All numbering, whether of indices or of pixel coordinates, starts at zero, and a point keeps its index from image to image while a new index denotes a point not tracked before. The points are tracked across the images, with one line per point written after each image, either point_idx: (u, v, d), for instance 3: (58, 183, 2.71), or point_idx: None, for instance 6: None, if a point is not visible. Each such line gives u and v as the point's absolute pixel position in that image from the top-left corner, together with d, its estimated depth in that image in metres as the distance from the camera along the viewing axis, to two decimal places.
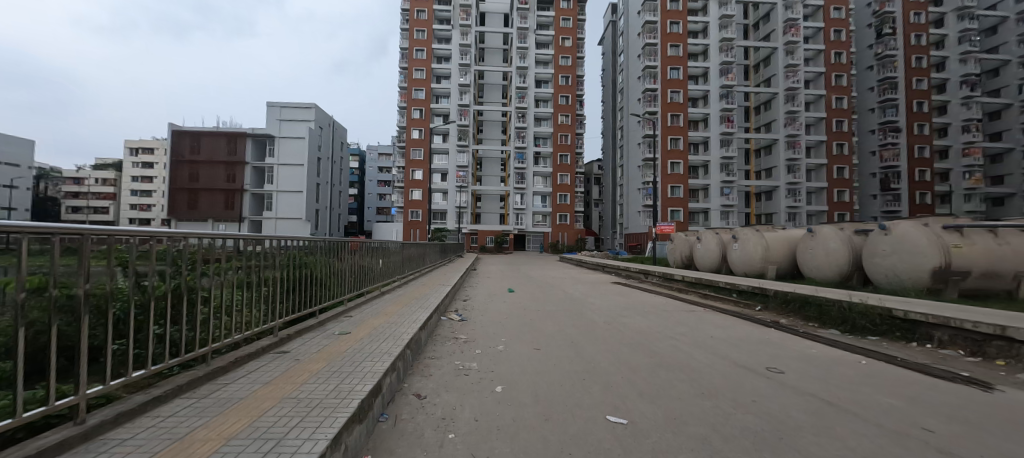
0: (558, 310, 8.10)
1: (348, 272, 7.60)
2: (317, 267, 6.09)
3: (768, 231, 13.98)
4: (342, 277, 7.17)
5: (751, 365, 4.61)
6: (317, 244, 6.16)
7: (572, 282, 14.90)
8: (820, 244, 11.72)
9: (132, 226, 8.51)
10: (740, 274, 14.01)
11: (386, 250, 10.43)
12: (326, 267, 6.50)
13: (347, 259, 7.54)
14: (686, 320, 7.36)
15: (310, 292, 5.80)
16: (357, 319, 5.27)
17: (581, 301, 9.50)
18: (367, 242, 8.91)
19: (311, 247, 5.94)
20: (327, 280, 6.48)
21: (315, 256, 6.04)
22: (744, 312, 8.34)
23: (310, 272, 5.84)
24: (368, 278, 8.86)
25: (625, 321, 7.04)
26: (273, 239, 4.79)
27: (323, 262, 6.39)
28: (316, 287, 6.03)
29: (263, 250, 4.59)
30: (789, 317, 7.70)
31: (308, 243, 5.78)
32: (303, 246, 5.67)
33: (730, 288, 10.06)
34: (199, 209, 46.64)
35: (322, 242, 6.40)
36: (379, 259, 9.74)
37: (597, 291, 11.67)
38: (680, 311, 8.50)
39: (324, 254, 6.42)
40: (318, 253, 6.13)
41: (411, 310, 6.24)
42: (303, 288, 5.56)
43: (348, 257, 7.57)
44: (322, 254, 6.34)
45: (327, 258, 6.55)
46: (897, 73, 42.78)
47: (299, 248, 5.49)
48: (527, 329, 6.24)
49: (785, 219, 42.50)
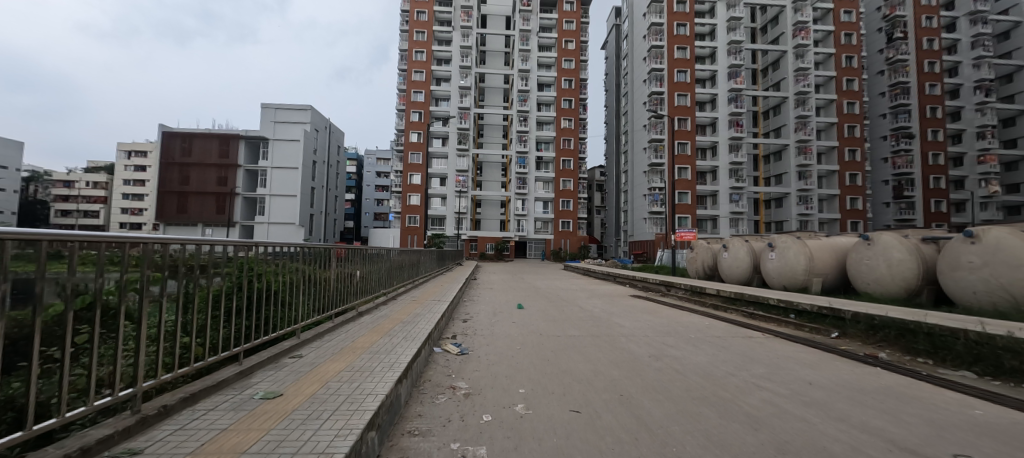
0: (584, 336, 6.37)
1: (323, 289, 5.85)
2: (285, 279, 4.63)
3: (810, 238, 12.29)
4: (321, 291, 5.76)
5: (922, 448, 2.86)
6: (284, 250, 4.68)
7: (585, 294, 13.16)
8: (880, 254, 10.03)
9: (84, 230, 7.30)
10: (777, 287, 12.33)
11: (378, 258, 9.05)
12: (292, 282, 4.86)
13: (331, 268, 6.22)
14: (756, 353, 5.58)
15: (261, 313, 4.11)
16: (305, 366, 3.50)
17: (608, 322, 7.75)
18: (359, 249, 7.64)
19: (274, 255, 4.42)
20: (291, 297, 4.81)
21: (277, 268, 4.45)
22: (815, 340, 6.58)
23: (273, 287, 4.35)
24: (349, 295, 7.07)
25: (676, 355, 5.33)
26: (242, 245, 3.72)
27: (290, 274, 4.81)
28: (274, 308, 4.35)
29: (202, 255, 3.10)
30: (885, 350, 5.89)
31: (270, 248, 4.29)
32: (263, 251, 4.17)
33: (786, 308, 8.27)
34: (189, 213, 44.99)
35: (292, 249, 4.88)
36: (371, 267, 8.47)
37: (619, 308, 9.92)
38: (736, 337, 6.71)
39: (290, 262, 4.84)
40: (282, 262, 4.58)
41: (390, 343, 4.50)
42: (252, 310, 3.89)
43: (325, 267, 5.96)
44: (287, 264, 4.74)
45: (296, 270, 4.96)
46: (909, 78, 41.85)
47: (258, 256, 4.02)
48: (549, 370, 4.48)
49: (796, 227, 41.00)
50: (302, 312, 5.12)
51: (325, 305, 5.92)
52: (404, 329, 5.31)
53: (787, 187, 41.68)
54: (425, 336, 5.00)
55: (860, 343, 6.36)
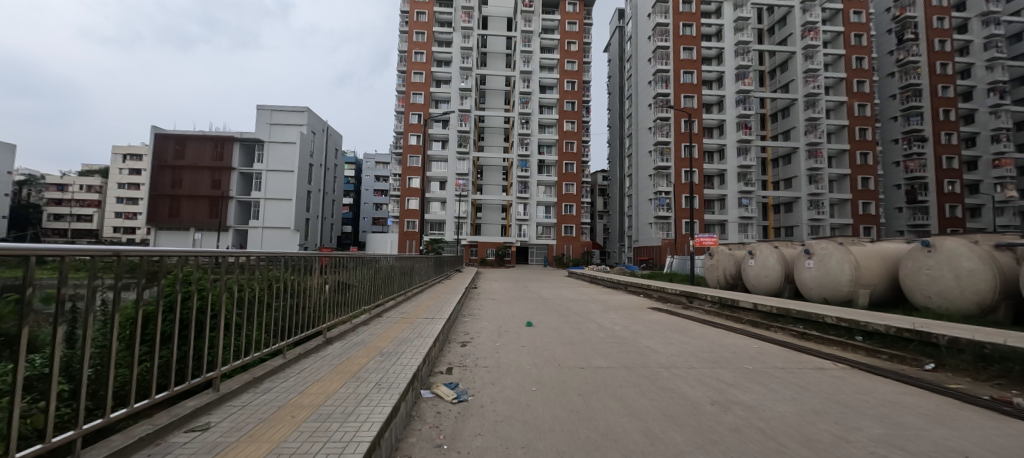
0: (614, 369, 5.02)
1: (288, 305, 4.50)
2: (235, 296, 3.38)
3: (852, 244, 10.86)
4: (287, 311, 4.45)
5: None
6: (247, 259, 3.58)
7: (599, 306, 11.78)
8: (945, 261, 8.66)
9: (13, 238, 6.07)
10: (815, 300, 10.94)
11: (368, 263, 7.87)
12: (249, 299, 3.64)
13: (306, 278, 5.00)
14: (850, 399, 4.17)
15: (187, 346, 2.85)
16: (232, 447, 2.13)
17: (638, 345, 6.41)
18: (343, 256, 6.46)
19: (232, 267, 3.33)
20: (245, 321, 3.58)
21: (232, 286, 3.32)
22: (906, 374, 5.18)
23: (217, 306, 3.11)
24: (323, 312, 5.58)
25: (749, 405, 3.88)
26: (195, 255, 2.80)
27: (249, 291, 3.64)
28: (216, 337, 3.14)
29: (135, 263, 2.19)
30: (1016, 390, 4.42)
31: (230, 257, 3.27)
32: (220, 260, 3.16)
33: (850, 328, 6.90)
34: (181, 217, 43.69)
35: (255, 257, 3.74)
36: (359, 273, 7.28)
37: (644, 325, 8.53)
38: (805, 369, 5.30)
39: (250, 272, 3.64)
40: (241, 276, 3.44)
41: (367, 389, 3.20)
42: (176, 339, 2.71)
43: (293, 277, 4.63)
44: (245, 278, 3.57)
45: (255, 285, 3.73)
46: (920, 79, 41.02)
47: (209, 270, 3.00)
48: (577, 437, 3.03)
49: (807, 233, 39.62)
50: (256, 337, 3.80)
51: (291, 325, 4.55)
52: (387, 366, 3.91)
53: (797, 192, 40.41)
54: (412, 375, 3.71)
55: (967, 379, 4.93)
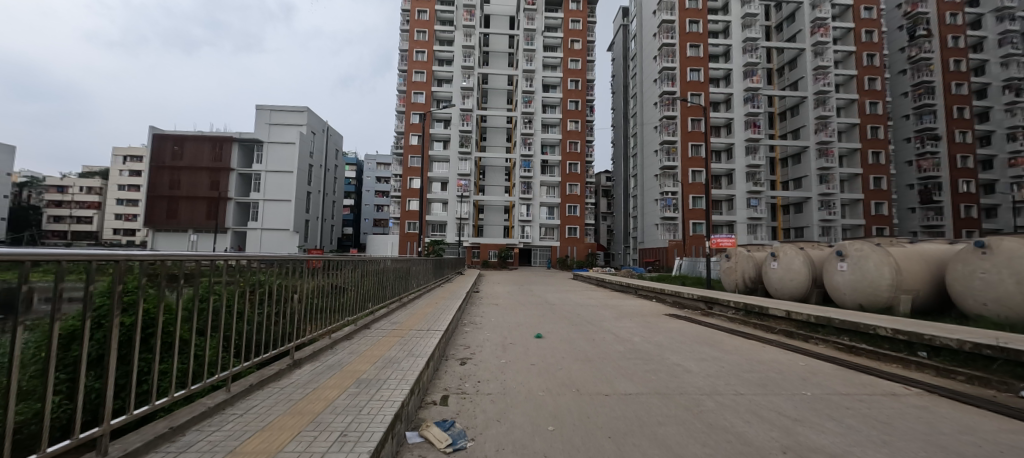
0: (646, 396, 4.12)
1: (257, 317, 3.73)
2: (173, 307, 2.62)
3: (890, 245, 9.91)
4: (256, 325, 3.71)
5: None
6: (206, 265, 3.03)
7: (610, 312, 10.86)
8: (1002, 264, 7.73)
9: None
10: (849, 306, 9.96)
11: (363, 267, 7.17)
12: (203, 314, 2.99)
13: (285, 285, 4.32)
14: (956, 443, 3.23)
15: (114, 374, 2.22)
16: None
17: (667, 363, 5.50)
18: (332, 259, 5.81)
19: (185, 275, 2.77)
20: (198, 337, 2.91)
21: (184, 300, 2.75)
22: (1000, 401, 4.23)
23: (151, 321, 2.39)
24: (302, 322, 4.75)
25: (836, 453, 2.96)
26: (141, 258, 2.25)
27: (209, 302, 3.03)
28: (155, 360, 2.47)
29: (75, 266, 1.70)
30: None
31: (187, 259, 2.76)
32: (175, 264, 2.66)
33: (911, 342, 5.94)
34: (179, 218, 43.06)
35: (218, 263, 3.17)
36: (351, 277, 6.56)
37: (666, 336, 7.56)
38: (878, 398, 4.34)
39: (209, 277, 3.03)
40: (198, 285, 2.88)
41: (347, 428, 2.50)
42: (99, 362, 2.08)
43: (265, 281, 3.89)
44: (205, 288, 2.99)
45: (216, 295, 3.10)
46: (934, 76, 40.01)
47: (166, 280, 2.53)
48: None
49: (818, 234, 38.53)
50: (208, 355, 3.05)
51: (256, 339, 3.72)
52: (371, 394, 3.14)
53: (807, 192, 39.28)
54: (400, 406, 2.98)
55: None
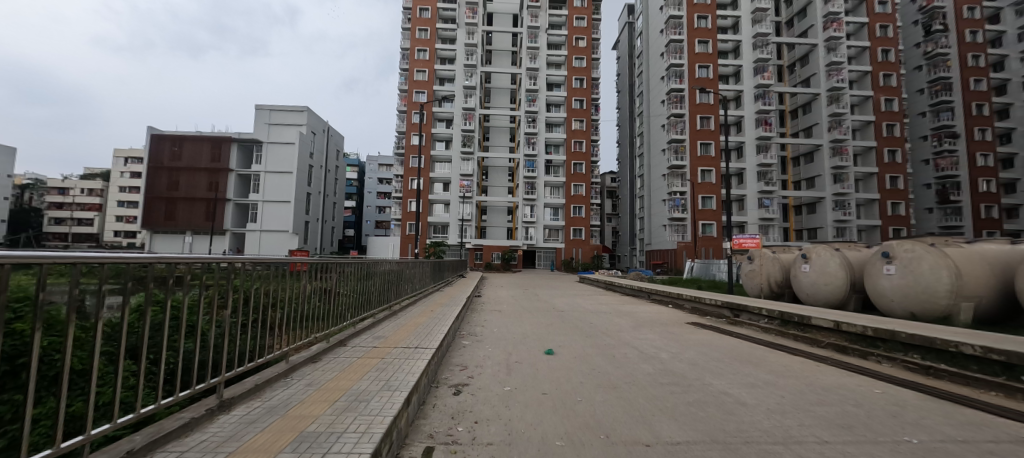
0: (704, 446, 3.02)
1: (210, 330, 2.83)
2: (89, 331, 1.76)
3: (946, 245, 8.68)
4: (196, 347, 2.69)
5: None
6: (159, 267, 2.29)
7: (625, 321, 9.77)
8: None
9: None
10: (898, 314, 8.82)
11: (350, 271, 6.15)
12: (142, 333, 2.16)
13: (249, 291, 3.36)
14: None
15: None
16: None
17: (710, 391, 4.43)
18: (313, 260, 4.83)
19: (134, 279, 2.05)
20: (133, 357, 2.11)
21: (123, 314, 1.96)
22: None
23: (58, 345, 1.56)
24: (269, 337, 3.81)
25: None
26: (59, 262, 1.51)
27: (157, 315, 2.25)
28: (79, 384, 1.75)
29: None
30: None
31: (131, 261, 1.98)
32: (128, 267, 1.99)
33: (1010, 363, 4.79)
34: (177, 220, 42.25)
35: (176, 266, 2.45)
36: (335, 280, 5.54)
37: (698, 352, 6.43)
38: (1012, 446, 3.20)
39: (159, 290, 2.25)
40: (147, 292, 2.13)
41: None
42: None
43: (225, 285, 3.00)
44: (153, 299, 2.21)
45: (170, 304, 2.34)
46: (951, 72, 38.63)
47: (116, 281, 1.88)
48: None
49: (833, 235, 37.14)
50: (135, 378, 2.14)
51: (206, 358, 2.78)
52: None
53: (821, 191, 37.88)
54: None
55: None
